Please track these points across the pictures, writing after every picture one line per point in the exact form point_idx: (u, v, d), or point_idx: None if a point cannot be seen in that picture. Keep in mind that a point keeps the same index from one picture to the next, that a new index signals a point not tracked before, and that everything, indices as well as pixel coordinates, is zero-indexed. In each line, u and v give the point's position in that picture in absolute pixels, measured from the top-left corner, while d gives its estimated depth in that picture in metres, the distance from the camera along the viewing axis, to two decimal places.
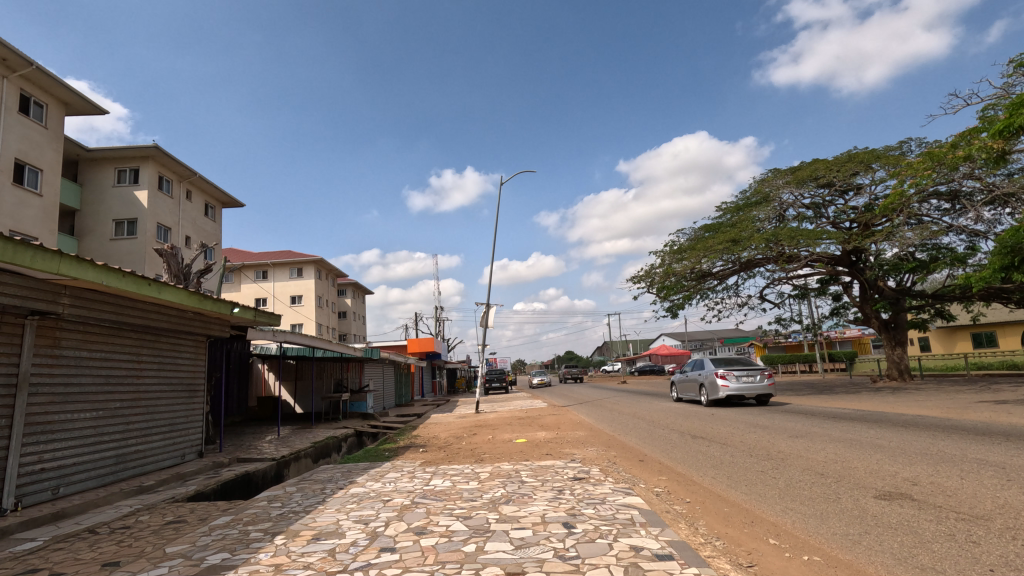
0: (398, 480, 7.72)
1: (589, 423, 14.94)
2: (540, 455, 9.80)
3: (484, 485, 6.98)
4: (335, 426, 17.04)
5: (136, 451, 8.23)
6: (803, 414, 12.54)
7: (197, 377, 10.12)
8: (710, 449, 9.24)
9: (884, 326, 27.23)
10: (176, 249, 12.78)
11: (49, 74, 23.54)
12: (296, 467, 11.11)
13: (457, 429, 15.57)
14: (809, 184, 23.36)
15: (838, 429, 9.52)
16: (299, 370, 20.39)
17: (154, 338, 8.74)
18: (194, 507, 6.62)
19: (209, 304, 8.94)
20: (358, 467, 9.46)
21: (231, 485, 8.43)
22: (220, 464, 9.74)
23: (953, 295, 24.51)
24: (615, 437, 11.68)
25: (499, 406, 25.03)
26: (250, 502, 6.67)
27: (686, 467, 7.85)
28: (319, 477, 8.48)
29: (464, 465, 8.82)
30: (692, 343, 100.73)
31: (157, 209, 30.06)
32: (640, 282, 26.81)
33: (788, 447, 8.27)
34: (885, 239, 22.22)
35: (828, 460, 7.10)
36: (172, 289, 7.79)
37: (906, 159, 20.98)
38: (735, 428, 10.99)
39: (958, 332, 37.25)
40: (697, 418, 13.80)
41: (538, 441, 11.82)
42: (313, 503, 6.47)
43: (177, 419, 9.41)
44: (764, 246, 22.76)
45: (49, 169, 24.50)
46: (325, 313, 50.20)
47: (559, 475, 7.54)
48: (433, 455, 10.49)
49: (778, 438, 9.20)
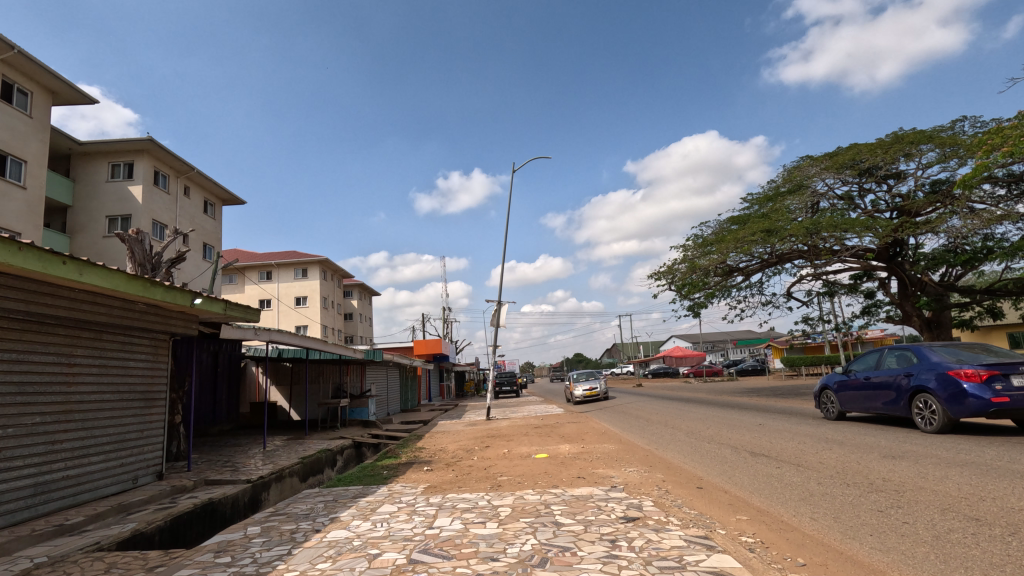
0: (393, 518, 5.93)
1: (617, 433, 13.19)
2: (571, 477, 8.02)
3: (507, 531, 5.15)
4: (331, 436, 15.34)
5: (65, 477, 6.54)
6: (875, 425, 10.61)
7: (157, 382, 8.42)
8: (784, 471, 7.43)
9: (927, 325, 25.15)
10: (142, 234, 11.03)
11: (34, 61, 22.15)
12: (278, 489, 9.42)
13: (468, 440, 13.82)
14: (847, 170, 21.39)
15: (940, 447, 7.73)
16: (294, 373, 18.78)
17: (95, 335, 7.08)
18: (114, 562, 4.88)
19: (160, 292, 7.19)
20: (346, 493, 7.70)
21: (183, 521, 6.71)
22: (181, 489, 8.00)
23: (1006, 290, 22.46)
24: (653, 453, 9.87)
25: (511, 412, 23.20)
26: (189, 556, 4.93)
27: (770, 502, 6.02)
28: (295, 511, 6.71)
29: (477, 495, 7.00)
30: (705, 344, 98.58)
31: (152, 205, 28.61)
32: (661, 278, 25.05)
33: (894, 474, 6.47)
34: (930, 230, 20.38)
35: (969, 497, 5.28)
36: (101, 271, 6.08)
37: (962, 139, 19.09)
38: (802, 444, 9.17)
39: (993, 332, 35.26)
40: (743, 428, 12.01)
41: (563, 457, 10.07)
42: (271, 558, 4.71)
43: (127, 435, 7.68)
44: (802, 237, 20.83)
45: (34, 161, 23.02)
46: (330, 314, 48.71)
47: (605, 513, 5.73)
48: (438, 477, 8.71)
49: (868, 458, 7.40)
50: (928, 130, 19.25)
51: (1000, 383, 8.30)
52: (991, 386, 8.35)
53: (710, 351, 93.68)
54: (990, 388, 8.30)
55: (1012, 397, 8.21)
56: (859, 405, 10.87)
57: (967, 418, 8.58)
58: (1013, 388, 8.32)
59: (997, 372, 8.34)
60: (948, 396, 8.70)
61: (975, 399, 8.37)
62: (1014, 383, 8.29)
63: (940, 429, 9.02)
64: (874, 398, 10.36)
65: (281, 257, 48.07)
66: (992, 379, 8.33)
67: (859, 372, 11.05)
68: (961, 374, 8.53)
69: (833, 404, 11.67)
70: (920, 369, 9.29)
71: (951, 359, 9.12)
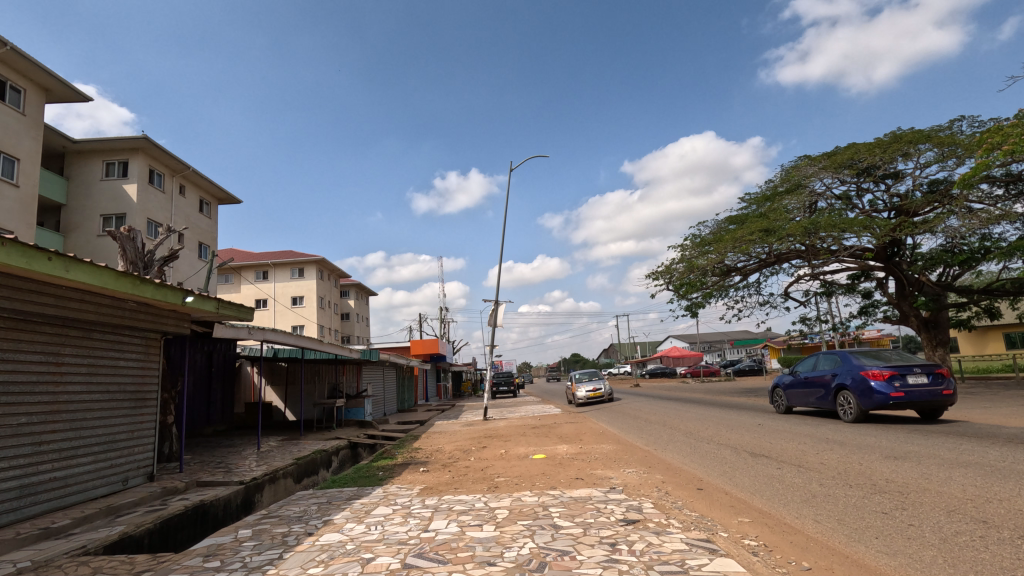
0: (387, 521, 5.80)
1: (615, 434, 13.10)
2: (569, 478, 7.90)
3: (504, 535, 5.03)
4: (327, 436, 15.20)
5: (52, 479, 6.39)
6: (876, 426, 10.50)
7: (149, 381, 8.28)
8: (785, 472, 7.33)
9: (924, 325, 25.18)
10: (133, 232, 10.87)
11: (27, 57, 21.91)
12: (271, 490, 9.28)
13: (465, 441, 13.70)
14: (846, 170, 21.33)
15: (942, 447, 7.64)
16: (289, 373, 18.63)
17: (84, 333, 6.94)
18: (99, 568, 4.73)
19: (149, 290, 7.04)
20: (340, 495, 7.57)
21: (173, 525, 6.56)
22: (173, 490, 7.85)
23: (1003, 290, 22.46)
24: (652, 454, 9.77)
25: (508, 413, 23.09)
26: (178, 560, 4.79)
27: (772, 503, 5.92)
28: (288, 513, 6.58)
29: (473, 496, 6.89)
30: (702, 344, 98.70)
31: (147, 203, 28.38)
32: (659, 278, 24.98)
33: (897, 475, 6.37)
34: (928, 230, 20.35)
35: (975, 498, 5.18)
36: (87, 268, 5.93)
37: (960, 139, 19.05)
38: (802, 444, 9.08)
39: (990, 332, 35.33)
40: (742, 429, 11.92)
41: (561, 457, 9.96)
42: (261, 563, 4.58)
43: (116, 435, 7.53)
44: (801, 237, 20.75)
45: (27, 159, 22.79)
46: (327, 314, 48.50)
47: (604, 515, 5.61)
48: (434, 478, 8.59)
49: (869, 459, 7.31)
50: (926, 129, 19.21)
51: (899, 381, 10.54)
52: (892, 383, 10.59)
53: (707, 351, 93.74)
54: (892, 385, 10.53)
55: (907, 393, 10.48)
56: (801, 399, 13.16)
57: (875, 409, 10.80)
58: (910, 385, 10.56)
59: (898, 372, 10.58)
60: (860, 391, 10.96)
61: (879, 394, 10.62)
62: (909, 381, 10.54)
63: (856, 418, 11.28)
64: (811, 393, 12.65)
65: (278, 256, 47.86)
66: (893, 378, 10.58)
67: (802, 372, 13.35)
68: (869, 374, 10.78)
69: (782, 398, 13.98)
70: (841, 369, 11.58)
71: (866, 362, 11.38)
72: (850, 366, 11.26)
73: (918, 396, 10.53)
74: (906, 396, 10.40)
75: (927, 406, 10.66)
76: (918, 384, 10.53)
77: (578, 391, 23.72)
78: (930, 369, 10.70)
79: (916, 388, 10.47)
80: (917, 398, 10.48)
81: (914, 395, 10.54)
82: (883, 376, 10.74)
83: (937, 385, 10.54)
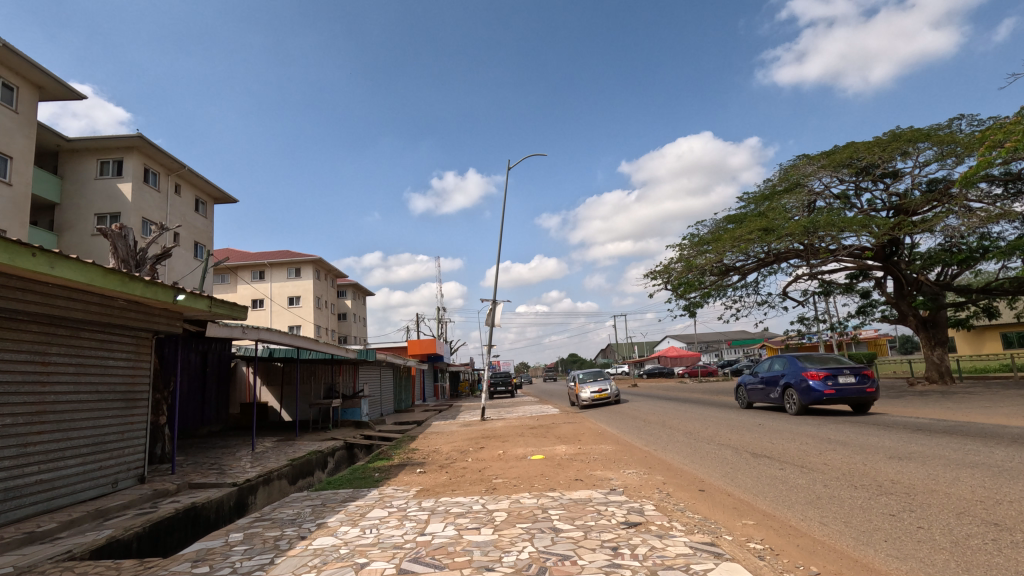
0: (383, 524, 5.66)
1: (614, 434, 12.98)
2: (568, 479, 7.77)
3: (502, 538, 4.89)
4: (322, 437, 15.04)
5: (37, 481, 6.22)
6: (878, 426, 10.39)
7: (140, 381, 8.11)
8: (788, 473, 7.20)
9: (923, 325, 25.09)
10: (125, 229, 10.70)
11: (19, 55, 21.65)
12: (266, 492, 9.12)
13: (462, 441, 13.57)
14: (845, 169, 21.23)
15: (946, 447, 7.54)
16: (285, 374, 18.46)
17: (71, 332, 6.77)
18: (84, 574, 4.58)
19: (139, 288, 6.88)
20: (335, 497, 7.43)
21: (163, 528, 6.40)
22: (164, 492, 7.68)
23: (1002, 290, 22.42)
24: (651, 454, 9.64)
25: (505, 413, 22.95)
26: (165, 565, 4.65)
27: (776, 505, 5.79)
28: (281, 516, 6.43)
29: (471, 498, 6.75)
30: (700, 344, 98.70)
31: (142, 202, 28.16)
32: (657, 278, 24.89)
33: (902, 476, 6.25)
34: (926, 229, 20.28)
35: (985, 500, 5.06)
36: (74, 265, 5.77)
37: (959, 138, 18.96)
38: (804, 444, 8.97)
39: (987, 332, 35.34)
40: (742, 429, 11.81)
41: (560, 458, 9.84)
42: (252, 568, 4.44)
43: (106, 436, 7.36)
44: (800, 236, 20.64)
45: (21, 157, 22.58)
46: (324, 314, 48.28)
47: (605, 518, 5.48)
48: (431, 479, 8.46)
49: (873, 459, 7.20)
50: (926, 128, 19.13)
51: (831, 380, 12.89)
52: (826, 382, 12.92)
53: (704, 351, 93.72)
54: (825, 384, 12.86)
55: (837, 389, 12.86)
56: (758, 396, 15.51)
57: (813, 403, 13.12)
58: (841, 384, 12.88)
59: (831, 373, 12.92)
60: (800, 388, 13.27)
61: (816, 390, 12.96)
62: (840, 380, 12.88)
63: (798, 410, 13.63)
64: (764, 390, 15.04)
65: (274, 256, 47.64)
66: (826, 378, 12.92)
67: (759, 372, 15.68)
68: (808, 374, 13.09)
69: (743, 395, 16.33)
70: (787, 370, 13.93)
71: (807, 364, 13.71)
72: (793, 367, 13.64)
73: (847, 392, 12.88)
74: (836, 393, 12.76)
75: (856, 402, 12.99)
76: (847, 383, 12.87)
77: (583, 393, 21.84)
78: (858, 371, 13.04)
79: (844, 386, 12.85)
80: (846, 394, 12.81)
81: (844, 392, 12.87)
82: (819, 376, 13.08)
83: (863, 384, 12.88)
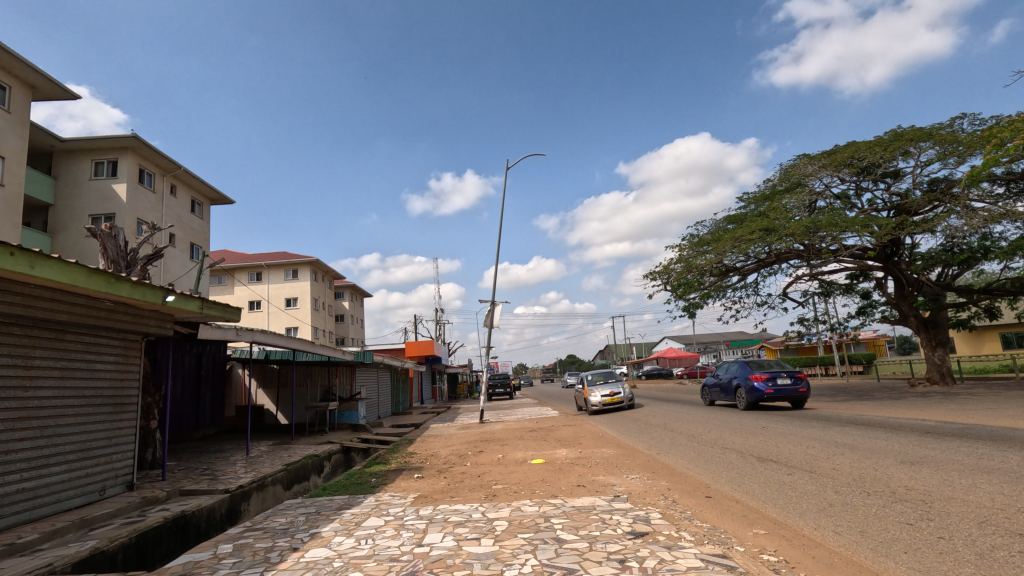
0: (378, 534, 5.43)
1: (614, 437, 12.77)
2: (570, 485, 7.55)
3: (503, 550, 4.67)
4: (319, 440, 14.80)
5: (19, 491, 5.98)
6: (884, 428, 10.20)
7: (129, 385, 7.88)
8: (797, 478, 6.99)
9: (924, 326, 24.91)
10: (115, 228, 10.47)
11: (11, 53, 21.36)
12: (259, 498, 8.89)
13: (461, 445, 13.35)
14: (846, 168, 21.07)
15: (957, 452, 7.35)
16: (281, 376, 18.24)
17: (56, 334, 6.55)
18: None
19: (126, 289, 6.65)
20: (330, 505, 7.20)
21: (150, 538, 6.17)
22: (152, 500, 7.43)
23: (1003, 290, 22.27)
24: (655, 459, 9.41)
25: (504, 415, 22.69)
26: None
27: (786, 513, 5.58)
28: (274, 525, 6.21)
29: (470, 505, 6.52)
30: (698, 345, 98.58)
31: (137, 203, 27.90)
32: (656, 278, 24.71)
33: (916, 482, 6.05)
34: (928, 229, 20.13)
35: (1006, 509, 4.86)
36: (56, 264, 5.55)
37: (962, 137, 18.80)
38: (810, 448, 8.77)
39: (986, 332, 35.24)
40: (745, 432, 11.62)
41: (561, 463, 9.62)
42: None
43: (92, 443, 7.12)
44: (801, 236, 20.44)
45: (13, 158, 22.29)
46: (321, 316, 47.98)
47: (610, 527, 5.26)
48: (429, 485, 8.23)
49: (884, 464, 7.00)
50: (927, 127, 19.00)
51: (771, 381, 15.74)
52: (767, 383, 15.76)
53: (703, 352, 93.54)
54: (766, 384, 15.69)
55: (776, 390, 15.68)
56: (718, 395, 18.45)
57: (757, 400, 15.94)
58: (780, 384, 15.71)
59: (771, 376, 15.77)
60: (747, 388, 16.05)
61: (759, 390, 15.75)
62: (778, 381, 15.72)
63: (747, 405, 16.48)
64: (722, 391, 17.88)
65: (271, 258, 47.33)
66: (767, 379, 15.76)
67: (719, 375, 18.58)
68: (754, 376, 15.85)
69: (707, 394, 19.25)
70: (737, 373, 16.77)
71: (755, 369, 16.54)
72: (741, 371, 16.50)
73: (786, 392, 15.67)
74: (776, 393, 15.56)
75: (792, 399, 15.81)
76: (784, 384, 15.70)
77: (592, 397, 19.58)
78: (794, 373, 15.84)
79: (782, 387, 15.68)
80: (783, 393, 15.62)
81: (782, 391, 15.68)
82: (762, 378, 15.91)
83: (797, 384, 15.69)
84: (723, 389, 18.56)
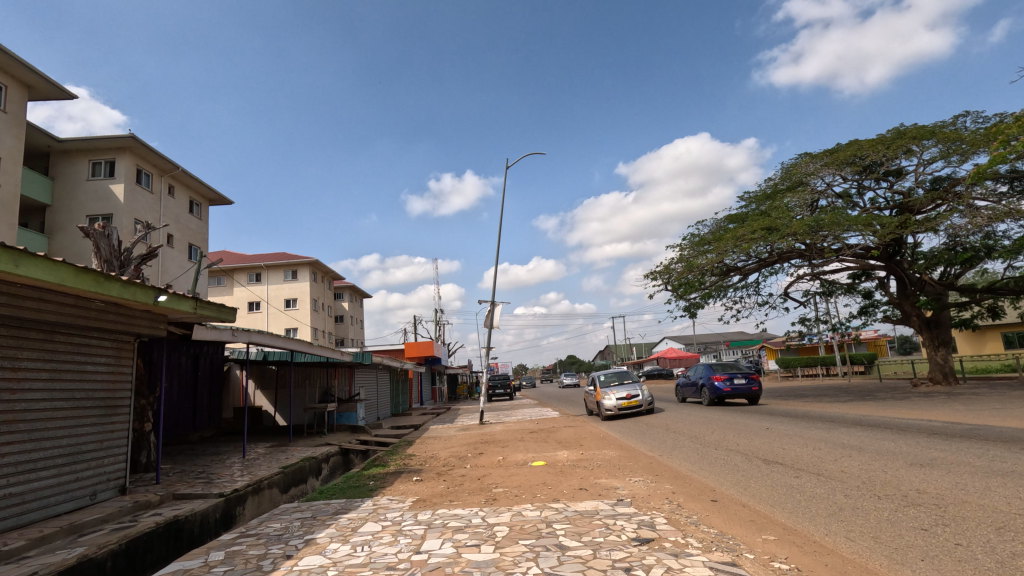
0: (375, 540, 5.27)
1: (616, 439, 12.61)
2: (572, 488, 7.39)
3: (505, 557, 4.51)
4: (317, 442, 14.65)
5: (6, 496, 5.81)
6: (890, 429, 10.04)
7: (121, 387, 7.71)
8: (804, 482, 6.82)
9: (926, 325, 24.72)
10: (108, 228, 10.30)
11: (6, 52, 21.16)
12: (256, 502, 8.74)
13: (460, 446, 13.18)
14: (849, 166, 20.92)
15: (968, 453, 7.18)
16: (279, 377, 18.10)
17: (45, 335, 6.40)
18: None
19: (116, 289, 6.48)
20: (327, 509, 7.03)
21: (140, 544, 6.00)
22: (145, 505, 7.27)
23: (1006, 289, 22.13)
24: (657, 461, 9.24)
25: (505, 416, 22.62)
26: None
27: (796, 518, 5.41)
28: (268, 530, 6.05)
29: (470, 510, 6.36)
30: (699, 345, 98.38)
31: (134, 204, 27.73)
32: (657, 278, 24.55)
33: (928, 485, 5.88)
34: (930, 228, 19.97)
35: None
36: (42, 263, 5.39)
37: (966, 135, 18.62)
38: (816, 450, 8.61)
39: (988, 332, 35.10)
40: (749, 433, 11.45)
41: (562, 465, 9.44)
42: None
43: (83, 446, 6.96)
44: (804, 235, 20.24)
45: (9, 158, 22.10)
46: (320, 317, 47.78)
47: (615, 533, 5.09)
48: (428, 488, 8.08)
49: (893, 467, 6.82)
50: (931, 125, 18.82)
51: (729, 381, 18.53)
52: (726, 382, 18.55)
53: (703, 353, 93.39)
54: (725, 383, 18.47)
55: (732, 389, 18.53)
56: (690, 392, 21.45)
57: (717, 397, 18.73)
58: (736, 384, 18.47)
59: (729, 376, 18.56)
60: (710, 387, 18.83)
61: (718, 388, 18.54)
62: (735, 381, 18.49)
63: (710, 401, 19.27)
64: (691, 388, 20.86)
65: (270, 258, 47.14)
66: (726, 379, 18.56)
67: (690, 375, 21.42)
68: (714, 376, 18.68)
69: (680, 392, 22.00)
70: (703, 373, 19.68)
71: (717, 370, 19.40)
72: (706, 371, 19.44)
73: (741, 390, 18.47)
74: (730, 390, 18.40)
75: (746, 396, 18.59)
76: (740, 383, 18.47)
77: (607, 400, 17.12)
78: (748, 375, 18.64)
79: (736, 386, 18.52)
80: (739, 391, 18.39)
81: (738, 389, 18.41)
82: (722, 378, 18.74)
83: (750, 384, 18.47)
84: (692, 388, 21.42)
